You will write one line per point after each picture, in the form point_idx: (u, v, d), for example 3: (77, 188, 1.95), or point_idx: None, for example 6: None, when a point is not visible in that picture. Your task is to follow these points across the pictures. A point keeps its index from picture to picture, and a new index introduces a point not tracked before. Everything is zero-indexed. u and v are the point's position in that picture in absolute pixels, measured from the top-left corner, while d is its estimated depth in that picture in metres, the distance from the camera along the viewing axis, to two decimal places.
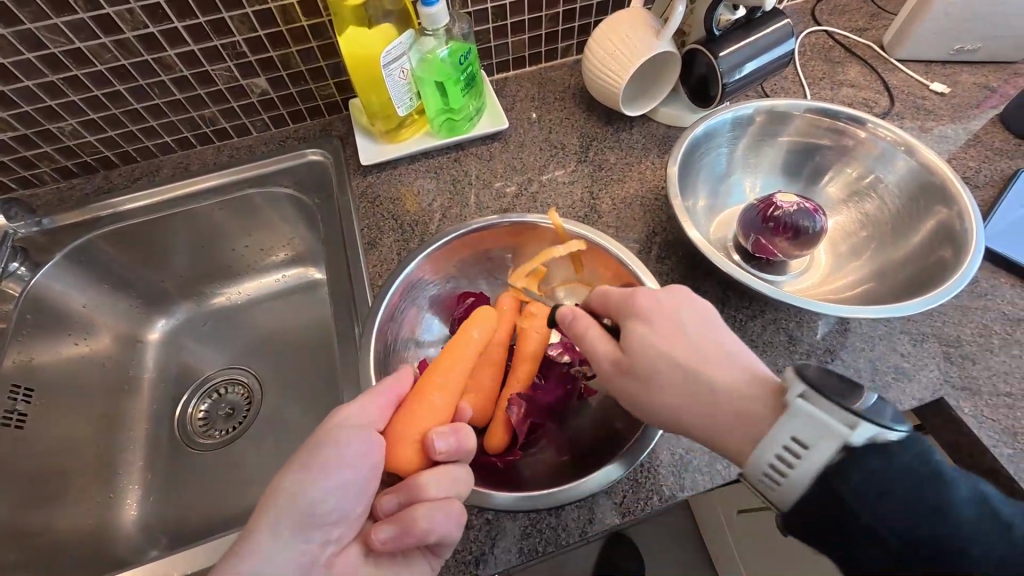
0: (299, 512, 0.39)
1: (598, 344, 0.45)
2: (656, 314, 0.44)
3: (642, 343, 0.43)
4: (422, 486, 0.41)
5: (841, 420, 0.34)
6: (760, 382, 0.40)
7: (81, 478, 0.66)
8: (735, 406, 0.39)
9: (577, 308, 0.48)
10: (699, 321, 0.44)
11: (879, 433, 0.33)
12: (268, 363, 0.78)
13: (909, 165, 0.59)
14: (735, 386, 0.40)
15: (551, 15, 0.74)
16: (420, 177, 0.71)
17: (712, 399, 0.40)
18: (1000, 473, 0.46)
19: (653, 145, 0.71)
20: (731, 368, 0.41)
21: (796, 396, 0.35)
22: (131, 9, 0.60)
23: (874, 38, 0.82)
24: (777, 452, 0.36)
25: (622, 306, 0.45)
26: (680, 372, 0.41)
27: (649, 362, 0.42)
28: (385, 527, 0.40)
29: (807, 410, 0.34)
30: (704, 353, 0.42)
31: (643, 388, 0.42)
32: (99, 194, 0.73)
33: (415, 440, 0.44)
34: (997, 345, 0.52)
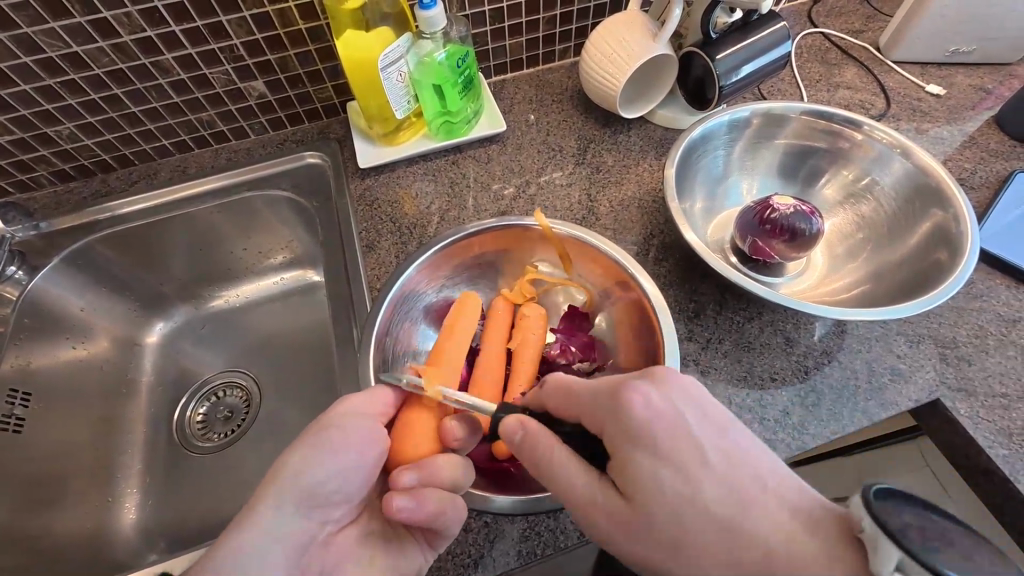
0: (301, 491, 0.40)
1: (574, 473, 0.38)
2: (664, 437, 0.35)
3: (651, 480, 0.34)
4: (437, 466, 0.41)
5: (868, 522, 0.28)
6: (810, 521, 0.31)
7: (79, 482, 0.66)
8: (788, 558, 0.30)
9: (528, 419, 0.40)
10: (719, 440, 0.35)
11: (891, 494, 0.29)
12: (266, 366, 0.78)
13: (904, 167, 0.59)
14: (786, 534, 0.31)
15: (549, 17, 0.74)
16: (418, 179, 0.71)
17: (756, 549, 0.31)
18: (995, 473, 0.46)
19: (651, 147, 0.71)
20: (774, 502, 0.33)
21: (821, 476, 0.30)
22: (128, 13, 0.60)
23: (870, 39, 0.83)
24: (842, 574, 0.28)
25: (607, 411, 0.37)
26: (712, 522, 0.32)
27: (656, 503, 0.34)
28: (403, 496, 0.39)
29: (837, 491, 0.29)
30: (739, 495, 0.33)
31: (671, 546, 0.33)
32: (96, 198, 0.73)
33: (430, 427, 0.45)
34: (993, 346, 0.52)
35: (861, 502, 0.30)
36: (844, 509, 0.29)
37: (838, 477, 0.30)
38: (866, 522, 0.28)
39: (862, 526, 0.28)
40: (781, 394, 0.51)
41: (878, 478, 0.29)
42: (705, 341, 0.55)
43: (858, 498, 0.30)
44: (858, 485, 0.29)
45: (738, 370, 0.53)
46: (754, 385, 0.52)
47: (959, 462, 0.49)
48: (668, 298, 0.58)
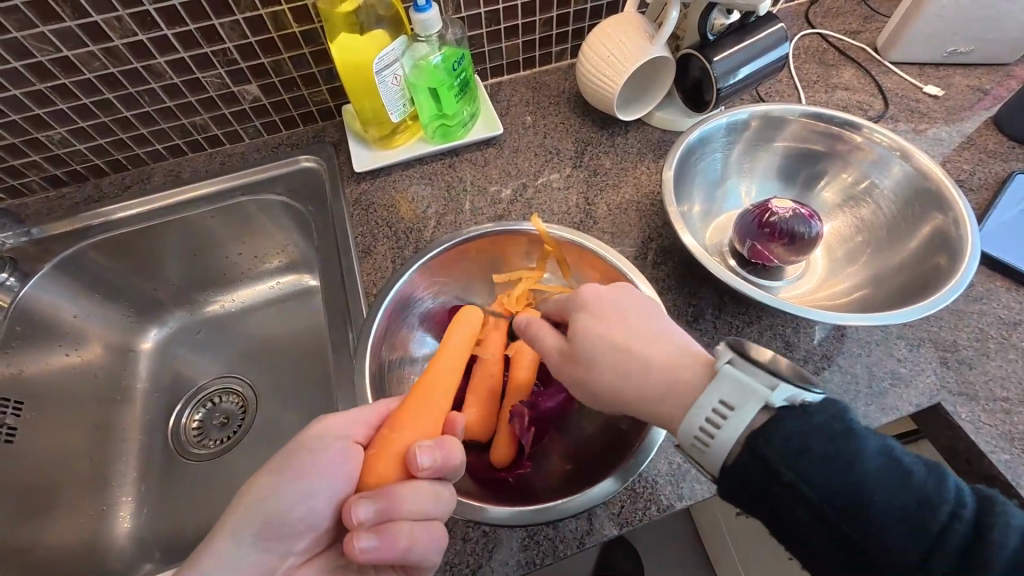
0: (263, 519, 0.40)
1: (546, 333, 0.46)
2: (596, 300, 0.45)
3: (580, 325, 0.44)
4: (399, 501, 0.39)
5: (761, 381, 0.35)
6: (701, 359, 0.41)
7: (73, 492, 0.66)
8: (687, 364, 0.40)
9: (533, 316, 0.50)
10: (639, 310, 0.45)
11: (795, 393, 0.35)
12: (263, 371, 0.77)
13: (904, 170, 0.59)
14: (672, 363, 0.40)
15: (545, 19, 0.74)
16: (414, 182, 0.71)
17: (647, 373, 0.41)
18: (997, 479, 0.46)
19: (649, 149, 0.71)
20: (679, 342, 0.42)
21: (723, 363, 0.37)
22: (119, 17, 0.59)
23: (868, 40, 0.82)
24: (708, 411, 0.36)
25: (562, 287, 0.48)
26: (619, 348, 0.42)
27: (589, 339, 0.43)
28: (367, 536, 0.37)
29: (733, 373, 0.36)
30: (642, 334, 0.43)
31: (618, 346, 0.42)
32: (89, 203, 0.72)
33: (396, 454, 0.41)
34: (993, 350, 0.52)
35: (737, 359, 0.37)
36: (726, 364, 0.37)
37: (742, 367, 0.36)
38: (747, 395, 0.35)
39: (738, 374, 0.36)
40: None
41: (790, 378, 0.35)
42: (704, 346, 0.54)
43: (729, 354, 0.37)
44: (768, 379, 0.35)
45: None
46: None
47: None
48: (666, 303, 0.57)
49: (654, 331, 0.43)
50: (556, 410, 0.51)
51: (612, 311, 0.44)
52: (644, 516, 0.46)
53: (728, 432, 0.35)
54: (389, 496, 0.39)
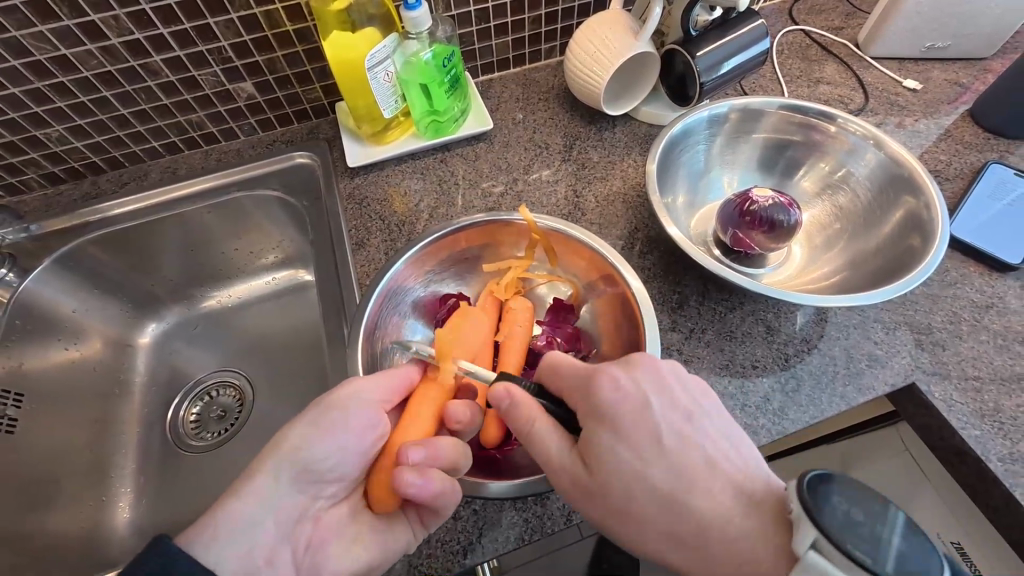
0: (298, 464, 0.42)
1: (549, 436, 0.41)
2: (627, 418, 0.39)
3: (608, 454, 0.39)
4: (443, 447, 0.42)
5: (852, 573, 0.31)
6: (755, 506, 0.38)
7: (72, 483, 0.67)
8: (725, 539, 0.37)
9: (513, 386, 0.42)
10: (678, 420, 0.40)
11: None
12: (258, 365, 0.78)
13: (878, 158, 0.61)
14: (721, 513, 0.38)
15: (534, 17, 0.76)
16: (407, 177, 0.72)
17: (702, 542, 0.38)
18: (968, 454, 0.48)
19: (636, 143, 0.72)
20: (720, 490, 0.38)
21: (807, 546, 0.33)
22: (116, 16, 0.60)
23: (850, 36, 0.85)
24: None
25: (583, 389, 0.40)
26: (656, 498, 0.38)
27: (621, 490, 0.39)
28: (415, 449, 0.41)
29: (820, 564, 0.32)
30: (683, 474, 0.39)
31: (621, 518, 0.39)
32: (87, 200, 0.73)
33: (429, 413, 0.46)
34: (966, 332, 0.54)
35: (823, 545, 0.32)
36: (810, 552, 0.32)
37: (830, 559, 0.32)
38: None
39: (823, 566, 0.32)
40: (761, 382, 0.52)
41: (901, 567, 0.31)
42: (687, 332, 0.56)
43: (813, 535, 0.32)
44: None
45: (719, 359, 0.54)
46: (735, 372, 0.53)
47: (934, 443, 0.51)
48: (652, 290, 0.59)
49: (700, 465, 0.39)
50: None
51: (644, 438, 0.39)
52: None
53: None
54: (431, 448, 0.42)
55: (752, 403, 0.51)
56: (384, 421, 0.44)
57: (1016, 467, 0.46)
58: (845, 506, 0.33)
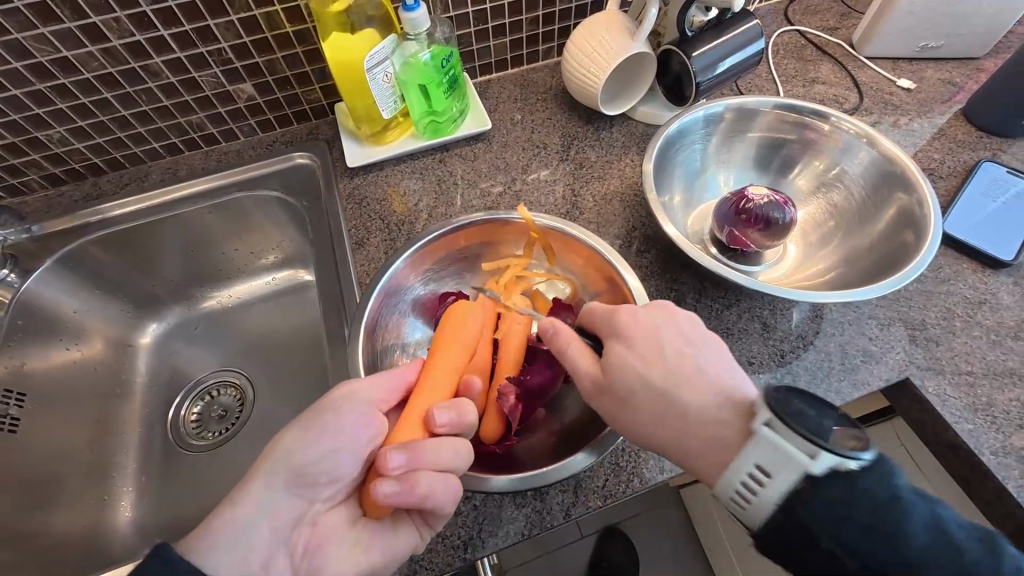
0: (293, 469, 0.42)
1: (573, 351, 0.45)
2: (635, 329, 0.43)
3: (617, 357, 0.43)
4: (427, 450, 0.42)
5: (801, 448, 0.34)
6: (737, 405, 0.40)
7: (75, 482, 0.67)
8: (704, 429, 0.40)
9: (558, 321, 0.47)
10: (680, 338, 0.43)
11: (840, 462, 0.34)
12: (259, 365, 0.79)
13: (871, 156, 0.62)
14: (708, 408, 0.40)
15: (531, 18, 0.76)
16: (406, 177, 0.73)
17: (685, 422, 0.40)
18: (961, 448, 0.48)
19: (633, 143, 0.73)
20: (708, 389, 0.41)
21: (760, 423, 0.36)
22: (117, 18, 0.61)
23: (844, 37, 0.85)
24: (742, 479, 0.36)
25: (606, 318, 0.45)
26: (654, 394, 0.41)
27: (621, 383, 0.42)
28: (397, 453, 0.41)
29: (771, 437, 0.35)
30: (679, 376, 0.41)
31: (618, 409, 0.42)
32: (88, 201, 0.74)
33: (421, 415, 0.46)
34: (959, 328, 0.55)
35: (775, 421, 0.35)
36: (762, 427, 0.36)
37: (780, 430, 0.35)
38: (785, 462, 0.35)
39: (775, 440, 0.35)
40: (757, 378, 0.53)
41: (834, 444, 0.34)
42: None
43: (767, 414, 0.36)
44: (807, 446, 0.34)
45: None
46: None
47: (928, 438, 0.52)
48: (649, 288, 0.60)
49: (692, 368, 0.42)
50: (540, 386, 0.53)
51: (652, 344, 0.43)
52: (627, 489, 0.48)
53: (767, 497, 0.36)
54: (416, 450, 0.42)
55: None
56: (381, 422, 0.45)
57: (1008, 460, 0.47)
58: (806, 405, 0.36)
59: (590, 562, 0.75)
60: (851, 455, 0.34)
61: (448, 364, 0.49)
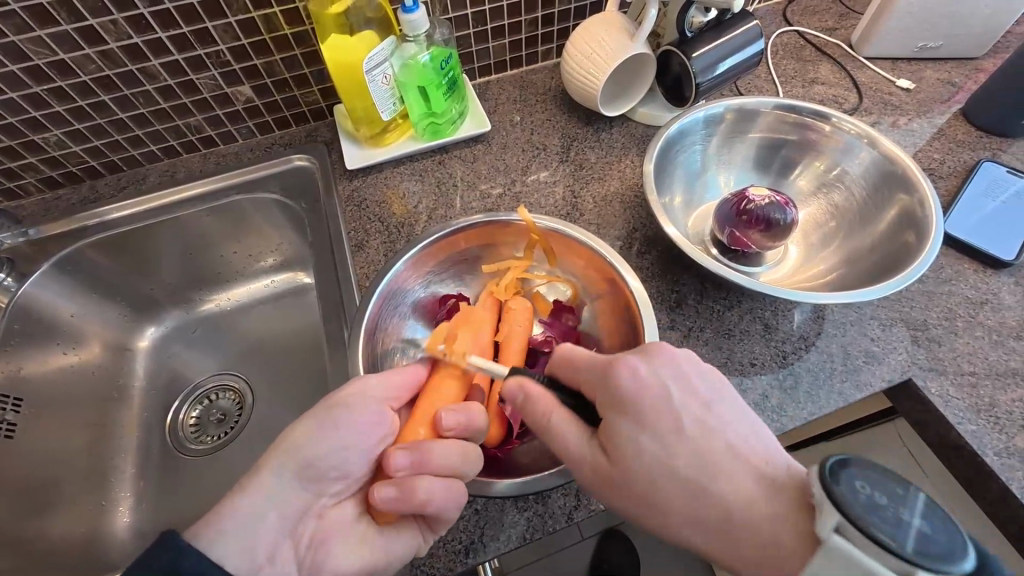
0: (303, 463, 0.42)
1: (570, 433, 0.42)
2: (647, 405, 0.40)
3: (630, 443, 0.39)
4: (435, 454, 0.42)
5: (885, 564, 0.31)
6: (777, 491, 0.37)
7: (72, 488, 0.67)
8: (749, 528, 0.36)
9: (527, 381, 0.45)
10: (698, 399, 0.41)
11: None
12: (258, 368, 0.78)
13: (872, 156, 0.61)
14: (748, 502, 0.37)
15: (530, 19, 0.76)
16: (405, 179, 0.72)
17: (725, 522, 0.37)
18: (964, 449, 0.48)
19: (633, 144, 0.73)
20: (741, 472, 0.38)
21: (829, 530, 0.32)
22: (114, 20, 0.60)
23: (843, 37, 0.85)
24: None
25: (602, 377, 0.41)
26: (678, 481, 0.38)
27: (641, 476, 0.39)
28: (402, 454, 0.42)
29: (845, 547, 0.31)
30: (710, 466, 0.38)
31: (638, 500, 0.39)
32: (86, 204, 0.73)
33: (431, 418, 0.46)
34: (961, 328, 0.54)
35: (847, 529, 0.32)
36: (833, 535, 0.32)
37: (855, 540, 0.31)
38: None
39: (850, 551, 0.31)
40: (760, 380, 0.53)
41: (927, 558, 0.30)
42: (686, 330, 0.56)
43: (837, 519, 0.32)
44: (899, 565, 0.30)
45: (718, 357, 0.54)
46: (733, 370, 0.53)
47: (930, 438, 0.51)
48: (650, 289, 0.59)
49: (717, 445, 0.39)
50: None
51: (666, 425, 0.39)
52: None
53: None
54: (421, 454, 0.42)
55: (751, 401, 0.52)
56: (391, 421, 0.45)
57: (1011, 460, 0.47)
58: (870, 489, 0.33)
59: (591, 564, 0.75)
60: (940, 568, 0.30)
61: (459, 372, 0.49)
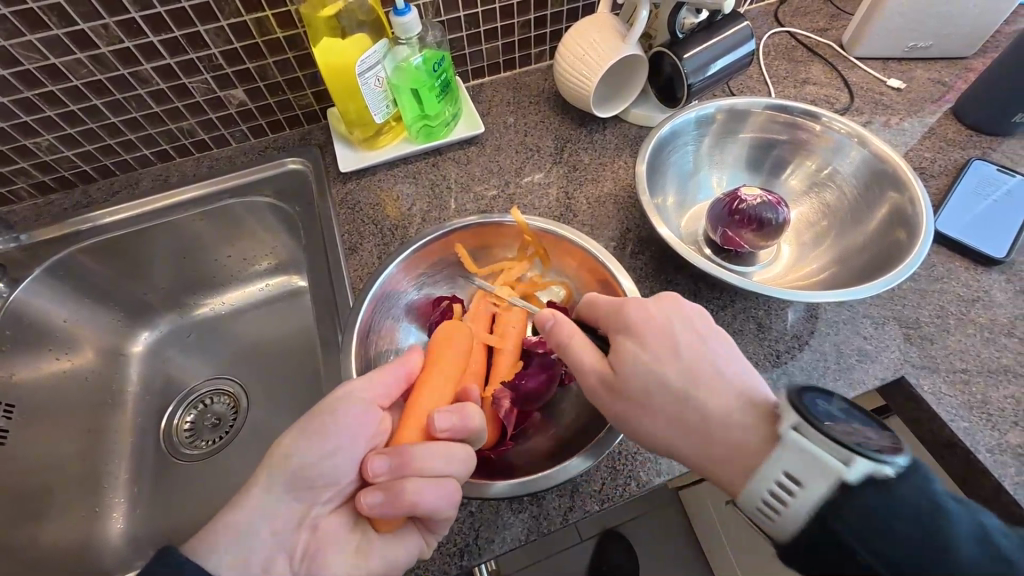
0: (292, 470, 0.42)
1: (585, 356, 0.44)
2: (651, 330, 0.43)
3: (631, 358, 0.42)
4: (415, 456, 0.41)
5: (832, 453, 0.33)
6: (754, 406, 0.39)
7: (65, 494, 0.66)
8: (730, 437, 0.38)
9: (557, 313, 0.47)
10: (693, 328, 0.43)
11: (876, 468, 0.32)
12: (253, 372, 0.78)
13: (862, 155, 0.62)
14: (730, 413, 0.39)
15: (523, 21, 0.76)
16: (399, 181, 0.72)
17: (706, 428, 0.39)
18: (958, 446, 0.48)
19: (626, 145, 0.73)
20: (727, 391, 0.40)
21: (788, 427, 0.35)
22: (105, 24, 0.60)
23: (835, 37, 0.86)
24: (771, 486, 0.34)
25: (613, 311, 0.45)
26: (671, 394, 0.41)
27: (641, 383, 0.41)
28: (381, 459, 0.41)
29: (801, 442, 0.34)
30: (699, 379, 0.41)
31: (634, 408, 0.42)
32: (78, 208, 0.73)
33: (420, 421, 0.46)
34: (954, 326, 0.55)
35: (803, 426, 0.34)
36: (791, 431, 0.34)
37: (810, 436, 0.34)
38: (819, 471, 0.33)
39: (806, 446, 0.33)
40: None
41: (867, 449, 0.32)
42: None
43: (795, 418, 0.35)
44: (841, 452, 0.32)
45: None
46: None
47: (924, 436, 0.51)
48: (644, 290, 0.60)
49: (710, 371, 0.41)
50: (534, 390, 0.52)
51: (666, 348, 0.42)
52: (624, 492, 0.48)
53: (797, 506, 0.33)
54: (400, 457, 0.41)
55: None
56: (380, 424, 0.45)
57: (1004, 458, 0.47)
58: (829, 406, 0.36)
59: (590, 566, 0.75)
60: (888, 460, 0.32)
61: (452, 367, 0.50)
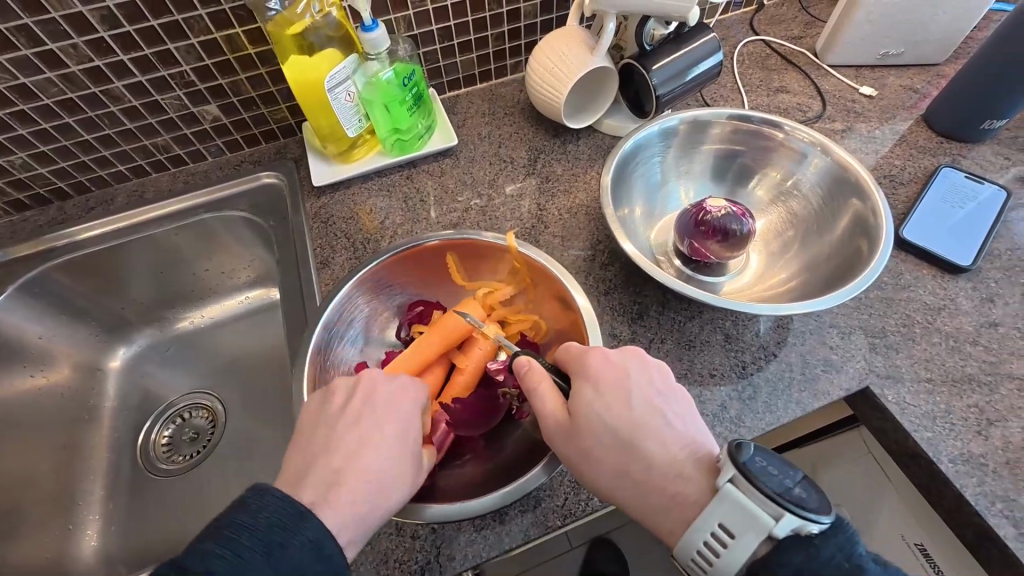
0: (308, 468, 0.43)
1: (543, 397, 0.45)
2: (607, 376, 0.44)
3: (588, 406, 0.42)
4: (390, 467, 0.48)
5: (764, 508, 0.33)
6: (699, 457, 0.40)
7: (38, 512, 0.66)
8: (674, 485, 0.39)
9: (534, 360, 0.47)
10: (649, 387, 0.44)
11: (801, 524, 0.33)
12: (231, 385, 0.78)
13: (825, 163, 0.62)
14: (677, 463, 0.40)
15: (496, 34, 0.77)
16: (374, 195, 0.73)
17: (649, 477, 0.40)
18: (921, 456, 0.48)
19: (599, 155, 0.74)
20: (674, 440, 0.41)
21: (725, 480, 0.35)
22: (74, 44, 0.61)
23: (808, 45, 0.86)
24: (705, 539, 0.35)
25: (576, 360, 0.46)
26: (621, 441, 0.41)
27: (594, 429, 0.42)
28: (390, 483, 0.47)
29: (735, 495, 0.34)
30: (648, 429, 0.41)
31: (582, 457, 0.42)
32: (52, 226, 0.73)
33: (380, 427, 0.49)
34: (919, 334, 0.55)
35: (740, 478, 0.34)
36: (727, 484, 0.35)
37: (745, 489, 0.34)
38: (751, 524, 0.34)
39: (738, 497, 0.34)
40: (719, 391, 0.53)
41: (800, 508, 0.33)
42: (646, 342, 0.57)
43: (732, 471, 0.35)
44: (773, 508, 0.33)
45: (678, 368, 0.54)
46: (693, 381, 0.54)
47: (891, 447, 0.51)
48: (612, 302, 0.60)
49: (659, 422, 0.42)
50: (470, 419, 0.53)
51: (621, 396, 0.43)
52: (587, 507, 0.47)
53: (727, 561, 0.34)
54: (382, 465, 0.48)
55: (710, 412, 0.52)
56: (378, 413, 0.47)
57: (966, 467, 0.47)
58: (768, 462, 0.35)
59: None
60: (814, 519, 0.33)
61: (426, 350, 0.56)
